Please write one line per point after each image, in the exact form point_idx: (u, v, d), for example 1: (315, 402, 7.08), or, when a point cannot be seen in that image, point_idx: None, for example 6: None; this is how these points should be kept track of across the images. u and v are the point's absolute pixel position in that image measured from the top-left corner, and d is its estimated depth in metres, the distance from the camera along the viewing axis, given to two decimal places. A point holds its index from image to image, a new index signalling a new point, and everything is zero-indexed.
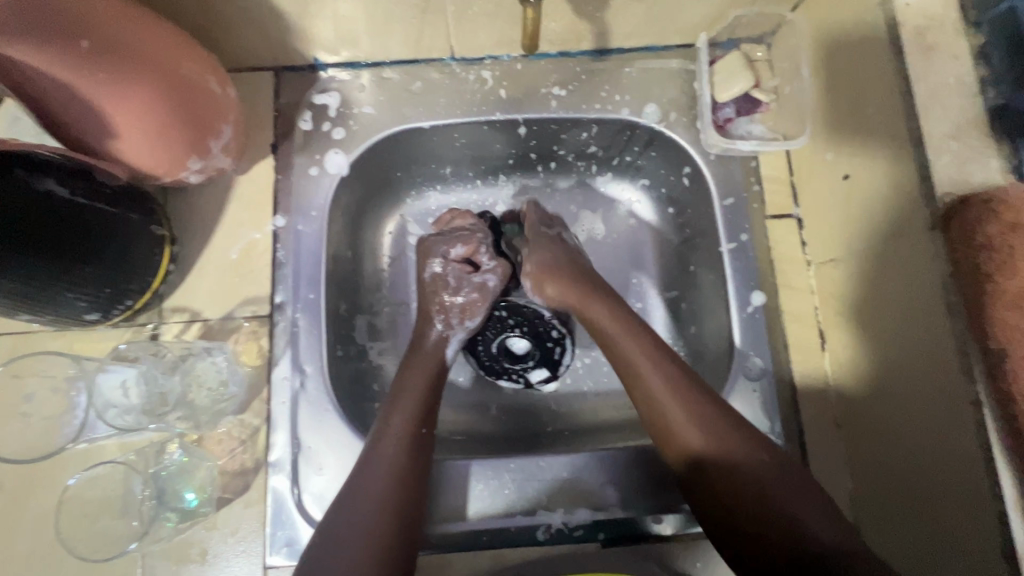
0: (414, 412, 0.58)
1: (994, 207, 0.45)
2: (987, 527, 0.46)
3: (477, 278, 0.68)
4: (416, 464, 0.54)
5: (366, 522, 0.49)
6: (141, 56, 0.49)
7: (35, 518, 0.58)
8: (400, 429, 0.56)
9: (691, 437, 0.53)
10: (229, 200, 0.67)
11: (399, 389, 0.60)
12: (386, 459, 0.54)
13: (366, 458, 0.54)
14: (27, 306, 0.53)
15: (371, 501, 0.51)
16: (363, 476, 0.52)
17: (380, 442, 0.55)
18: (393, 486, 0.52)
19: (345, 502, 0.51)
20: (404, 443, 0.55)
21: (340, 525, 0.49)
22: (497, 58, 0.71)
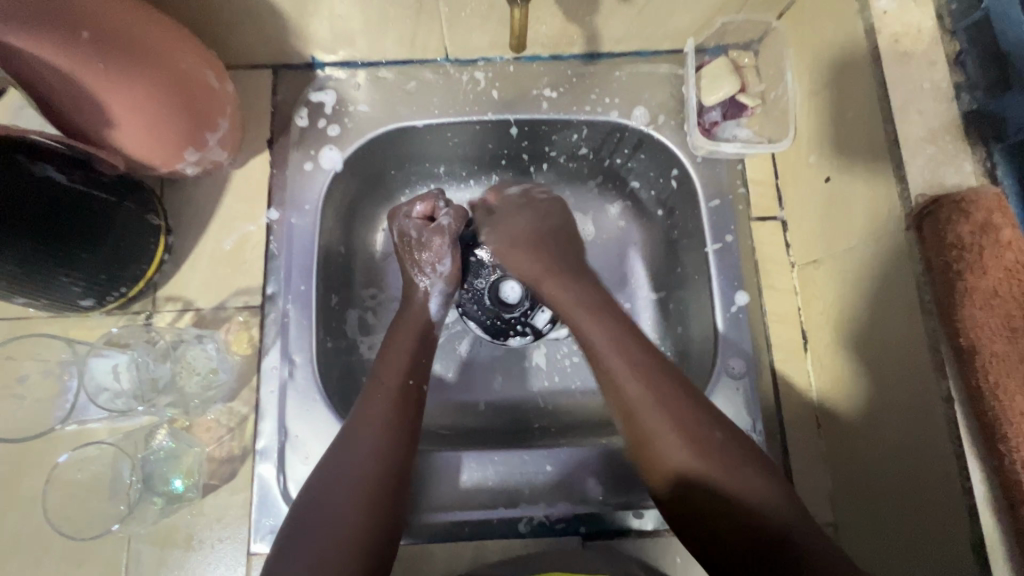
0: (401, 367, 0.58)
1: (964, 208, 0.47)
2: (957, 520, 0.47)
3: (442, 227, 0.67)
4: (405, 417, 0.55)
5: (354, 471, 0.51)
6: (142, 48, 0.51)
7: (25, 500, 0.59)
8: (389, 383, 0.57)
9: (660, 440, 0.52)
10: (225, 193, 0.69)
11: (388, 345, 0.60)
12: (373, 411, 0.54)
13: (356, 411, 0.55)
14: (23, 290, 0.54)
15: (360, 450, 0.52)
16: (353, 427, 0.54)
17: (369, 394, 0.56)
18: (383, 435, 0.53)
19: (338, 455, 0.52)
20: (391, 397, 0.56)
21: (330, 474, 0.51)
22: (490, 60, 0.73)
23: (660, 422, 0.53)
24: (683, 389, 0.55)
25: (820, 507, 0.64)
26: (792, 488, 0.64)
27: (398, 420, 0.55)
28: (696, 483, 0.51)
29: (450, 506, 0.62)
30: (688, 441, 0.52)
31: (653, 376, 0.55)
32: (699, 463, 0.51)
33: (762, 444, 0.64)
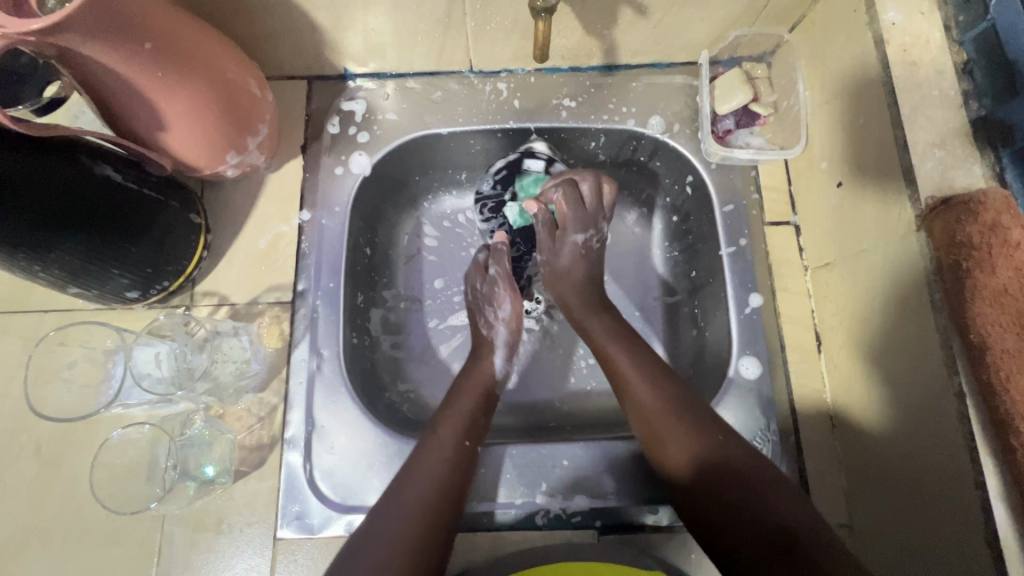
0: (461, 426, 0.61)
1: (973, 208, 0.48)
2: (971, 516, 0.48)
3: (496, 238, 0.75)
4: (458, 475, 0.57)
5: (406, 518, 0.51)
6: (197, 61, 0.55)
7: (69, 480, 0.62)
8: (451, 437, 0.59)
9: (668, 435, 0.56)
10: (261, 195, 0.73)
11: (452, 404, 0.63)
12: (432, 462, 0.57)
13: (412, 461, 0.57)
14: (77, 282, 0.58)
15: (414, 499, 0.53)
16: (410, 475, 0.55)
17: (429, 445, 0.58)
18: (437, 487, 0.55)
19: (389, 499, 0.53)
20: (451, 456, 0.58)
21: (382, 518, 0.52)
22: (512, 72, 0.76)
23: (669, 424, 0.56)
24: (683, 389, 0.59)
25: (835, 508, 0.64)
26: (806, 488, 0.65)
27: (454, 477, 0.57)
28: (705, 475, 0.53)
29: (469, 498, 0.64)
30: (698, 441, 0.55)
31: (667, 388, 0.59)
32: (709, 456, 0.54)
33: (776, 443, 0.65)
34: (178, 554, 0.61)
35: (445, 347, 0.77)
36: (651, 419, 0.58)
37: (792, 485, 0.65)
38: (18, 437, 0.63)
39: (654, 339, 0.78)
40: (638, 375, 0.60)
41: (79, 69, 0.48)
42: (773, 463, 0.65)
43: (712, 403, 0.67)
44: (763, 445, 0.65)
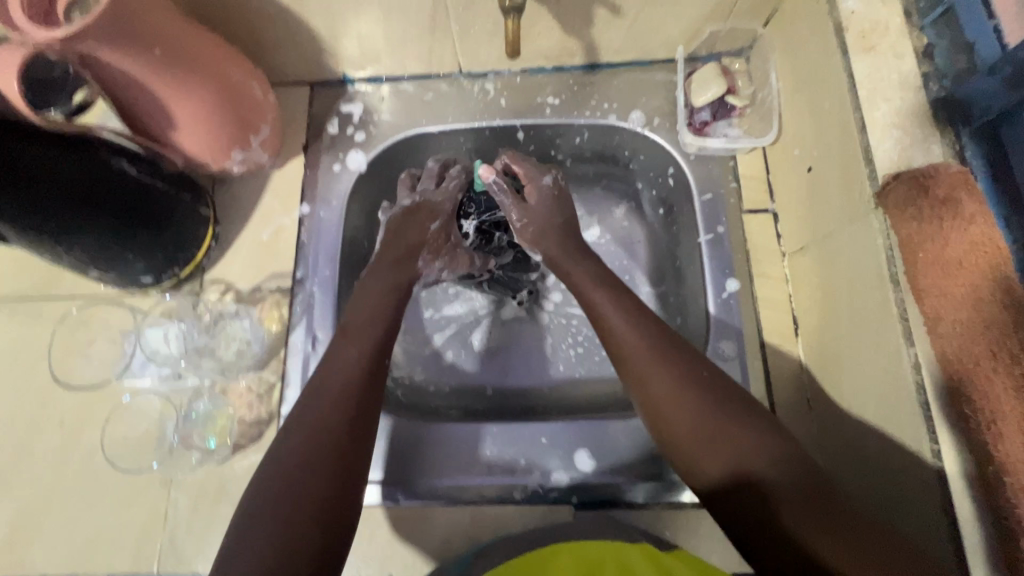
0: (371, 338, 0.57)
1: (921, 182, 0.50)
2: (928, 486, 0.48)
3: (438, 218, 0.67)
4: (367, 392, 0.54)
5: (305, 456, 0.48)
6: (202, 64, 0.61)
7: (87, 449, 0.68)
8: (362, 340, 0.57)
9: (688, 438, 0.50)
10: (266, 191, 0.78)
11: (359, 309, 0.60)
12: (343, 368, 0.54)
13: (313, 389, 0.53)
14: (97, 265, 0.64)
15: (317, 436, 0.50)
16: (309, 406, 0.52)
17: (335, 361, 0.55)
18: (330, 423, 0.51)
19: (289, 443, 0.49)
20: (360, 365, 0.55)
21: (280, 458, 0.49)
22: (499, 73, 0.81)
23: (684, 405, 0.51)
24: (712, 384, 0.52)
25: None
26: None
27: (364, 388, 0.54)
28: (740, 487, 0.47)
29: (450, 472, 0.67)
30: (741, 424, 0.49)
31: (683, 360, 0.53)
32: (738, 453, 0.47)
33: None
34: (181, 519, 0.65)
35: (439, 336, 0.83)
36: (661, 401, 0.52)
37: None
38: (45, 408, 0.69)
39: None
40: (643, 348, 0.54)
41: (98, 72, 0.55)
42: None
43: None
44: None
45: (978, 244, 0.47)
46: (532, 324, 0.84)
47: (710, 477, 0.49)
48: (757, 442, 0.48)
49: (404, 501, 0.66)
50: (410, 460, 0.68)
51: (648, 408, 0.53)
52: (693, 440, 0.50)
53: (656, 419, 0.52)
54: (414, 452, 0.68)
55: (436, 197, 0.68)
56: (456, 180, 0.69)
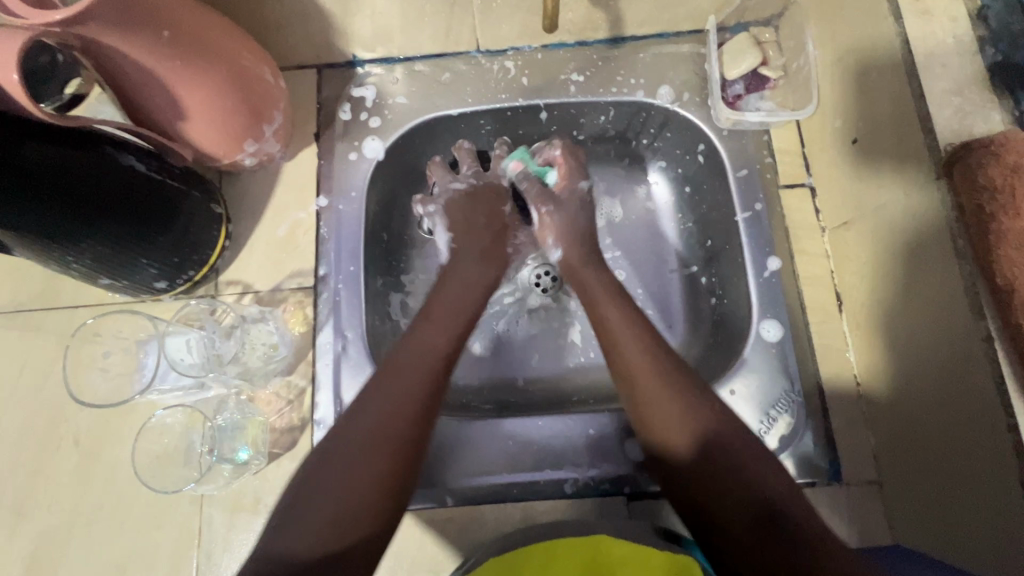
0: (456, 312, 0.59)
1: (994, 150, 0.48)
2: (1004, 460, 0.47)
3: (505, 201, 0.72)
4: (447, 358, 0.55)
5: (380, 430, 0.48)
6: (211, 48, 0.56)
7: (109, 467, 0.64)
8: (445, 317, 0.58)
9: (666, 411, 0.53)
10: (278, 184, 0.74)
11: (445, 288, 0.62)
12: (427, 338, 0.56)
13: (397, 353, 0.54)
14: (107, 271, 0.59)
15: (398, 392, 0.50)
16: (391, 366, 0.52)
17: (419, 331, 0.56)
18: (410, 407, 0.50)
19: (360, 422, 0.49)
20: (445, 337, 0.56)
21: (357, 410, 0.49)
22: (519, 50, 0.76)
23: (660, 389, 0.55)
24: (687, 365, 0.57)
25: (863, 467, 0.64)
26: (833, 447, 0.65)
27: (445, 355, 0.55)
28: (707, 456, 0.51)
29: (496, 469, 0.65)
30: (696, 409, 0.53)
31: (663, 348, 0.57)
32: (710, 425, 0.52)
33: (802, 404, 0.66)
34: (218, 534, 0.62)
35: None
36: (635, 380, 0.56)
37: (819, 445, 0.65)
38: (58, 428, 0.65)
39: (672, 311, 0.78)
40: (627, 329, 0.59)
41: (99, 60, 0.50)
42: (798, 424, 0.65)
43: (735, 367, 0.67)
44: (788, 406, 0.66)
45: None
46: (559, 312, 0.80)
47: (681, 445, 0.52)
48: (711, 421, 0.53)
49: (452, 503, 0.64)
50: (451, 460, 0.65)
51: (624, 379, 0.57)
52: (664, 420, 0.53)
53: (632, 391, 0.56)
54: (456, 451, 0.65)
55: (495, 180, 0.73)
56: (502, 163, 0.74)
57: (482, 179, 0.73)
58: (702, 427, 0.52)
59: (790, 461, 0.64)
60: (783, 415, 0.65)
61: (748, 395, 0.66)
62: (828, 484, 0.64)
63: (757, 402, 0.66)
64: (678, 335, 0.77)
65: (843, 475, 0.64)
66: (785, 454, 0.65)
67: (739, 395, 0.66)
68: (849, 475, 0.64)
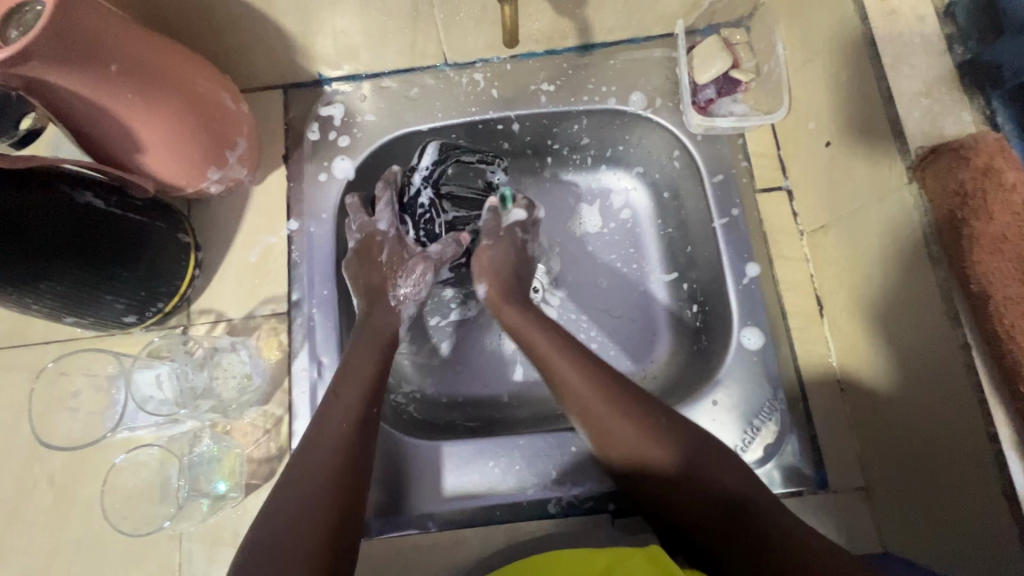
0: (363, 391, 0.57)
1: (963, 155, 0.47)
2: (984, 468, 0.47)
3: (385, 248, 0.69)
4: (354, 444, 0.53)
5: (308, 496, 0.48)
6: (165, 78, 0.55)
7: (84, 506, 0.63)
8: (356, 386, 0.57)
9: (629, 443, 0.54)
10: (248, 209, 0.72)
11: (349, 359, 0.59)
12: (336, 424, 0.54)
13: (306, 446, 0.52)
14: (71, 310, 0.58)
15: (317, 488, 0.49)
16: (306, 462, 0.51)
17: (332, 412, 0.54)
18: (336, 469, 0.51)
19: (288, 492, 0.49)
20: (348, 420, 0.54)
21: (285, 502, 0.48)
22: (487, 61, 0.75)
23: (620, 420, 0.54)
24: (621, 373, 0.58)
25: (850, 473, 0.63)
26: (819, 455, 0.64)
27: (350, 444, 0.53)
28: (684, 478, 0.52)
29: (477, 492, 0.64)
30: (658, 435, 0.53)
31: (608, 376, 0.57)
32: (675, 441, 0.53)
33: (785, 411, 0.65)
34: (198, 569, 0.61)
35: (446, 344, 0.78)
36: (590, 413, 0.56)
37: (804, 453, 0.64)
38: (30, 470, 0.63)
39: (656, 319, 0.77)
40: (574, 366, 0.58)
41: (50, 97, 0.49)
42: (783, 432, 0.64)
43: (716, 377, 0.66)
44: (772, 415, 0.65)
45: (1020, 214, 0.46)
46: None
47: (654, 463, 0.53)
48: (667, 445, 0.53)
49: (434, 528, 0.63)
50: (433, 484, 0.64)
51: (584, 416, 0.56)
52: (622, 447, 0.54)
53: (594, 429, 0.56)
54: (434, 474, 0.65)
55: (376, 227, 0.70)
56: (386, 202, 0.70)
57: (366, 232, 0.69)
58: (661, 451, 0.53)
59: (776, 470, 0.63)
60: (767, 424, 0.64)
61: (731, 405, 0.65)
62: (815, 492, 0.63)
63: (739, 412, 0.65)
64: (662, 343, 0.76)
65: (829, 482, 0.63)
66: (771, 463, 0.64)
67: (721, 405, 0.65)
68: (835, 482, 0.63)
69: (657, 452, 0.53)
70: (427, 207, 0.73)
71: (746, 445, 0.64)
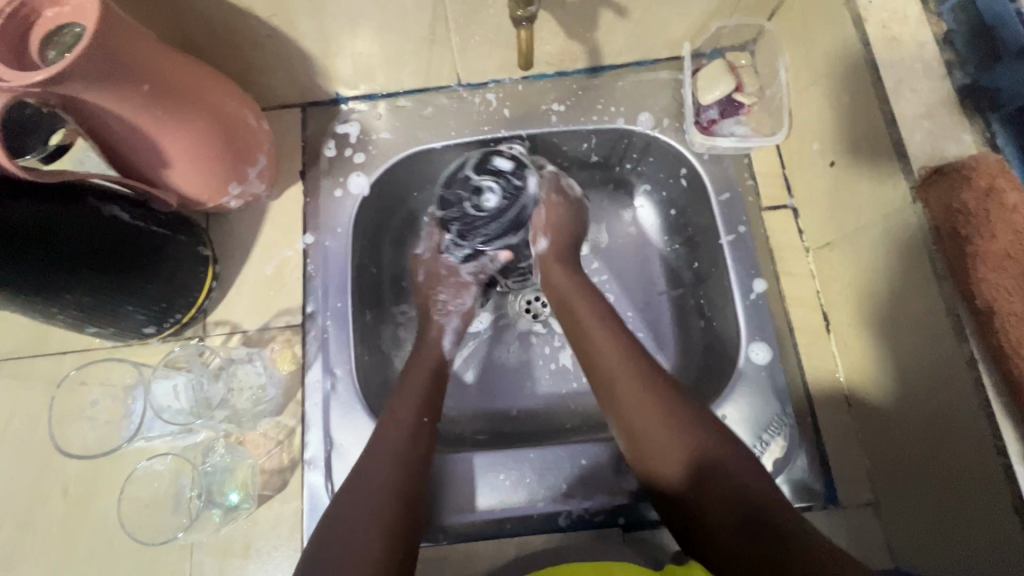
0: (417, 401, 0.61)
1: (967, 174, 0.49)
2: (995, 484, 0.47)
3: (421, 270, 0.76)
4: (417, 454, 0.56)
5: (369, 497, 0.51)
6: (194, 98, 0.57)
7: (96, 515, 0.63)
8: (412, 393, 0.62)
9: (659, 438, 0.54)
10: (265, 223, 0.74)
11: (409, 376, 0.64)
12: (395, 429, 0.57)
13: (368, 454, 0.56)
14: (92, 319, 0.59)
15: (378, 493, 0.52)
16: (367, 469, 0.54)
17: (391, 421, 0.58)
18: (397, 473, 0.54)
19: (351, 496, 0.52)
20: (405, 425, 0.58)
21: (345, 506, 0.51)
22: (499, 82, 0.77)
23: (661, 427, 0.54)
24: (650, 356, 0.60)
25: (859, 489, 0.64)
26: (827, 470, 0.64)
27: (410, 447, 0.57)
28: (706, 478, 0.52)
29: (492, 505, 0.64)
30: (682, 436, 0.54)
31: (659, 393, 0.56)
32: (703, 449, 0.53)
33: (794, 427, 0.65)
34: None
35: (456, 357, 0.79)
36: (637, 431, 0.56)
37: (813, 468, 0.64)
38: (44, 478, 0.64)
39: (663, 333, 0.78)
40: (629, 383, 0.58)
41: (83, 114, 0.51)
42: (791, 447, 0.65)
43: (725, 393, 0.67)
44: (781, 430, 0.65)
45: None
46: (550, 338, 0.80)
47: (676, 469, 0.53)
48: (706, 449, 0.53)
49: (445, 541, 0.64)
50: (445, 498, 0.64)
51: (631, 430, 0.56)
52: (649, 443, 0.55)
53: (627, 426, 0.56)
54: (445, 487, 0.65)
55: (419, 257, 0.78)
56: (438, 237, 0.77)
57: (428, 262, 0.77)
58: (694, 453, 0.53)
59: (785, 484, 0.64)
60: (776, 439, 0.65)
61: (741, 420, 0.66)
62: (824, 508, 0.63)
63: (748, 426, 0.65)
64: (668, 358, 0.77)
65: (839, 498, 0.63)
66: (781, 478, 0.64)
67: (730, 420, 0.66)
68: (845, 498, 0.63)
69: (689, 453, 0.53)
70: (467, 205, 0.75)
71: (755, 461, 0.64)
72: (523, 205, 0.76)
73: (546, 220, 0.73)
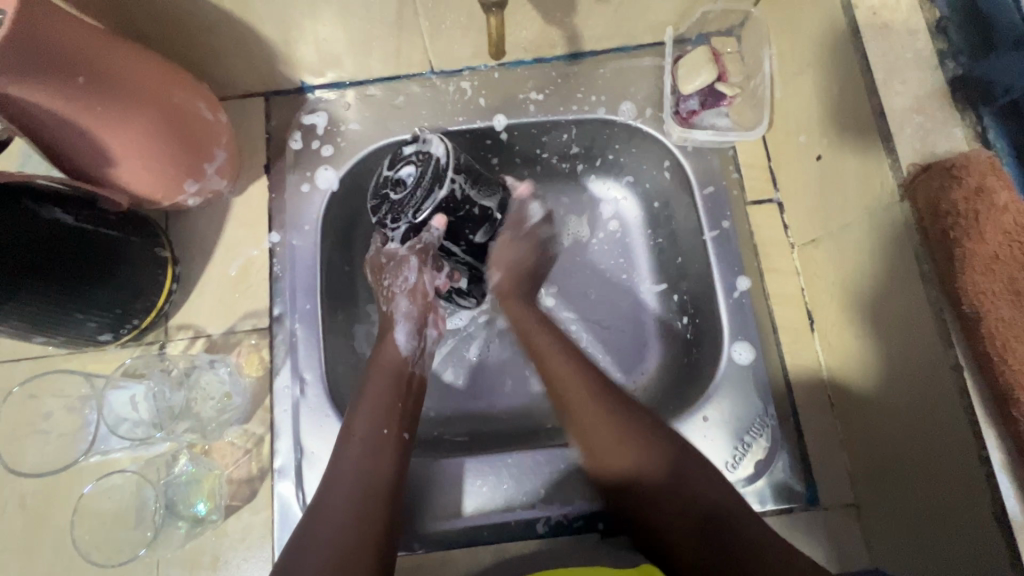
0: (376, 411, 0.57)
1: (955, 173, 0.46)
2: (977, 492, 0.46)
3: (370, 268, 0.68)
4: (382, 470, 0.53)
5: (332, 525, 0.48)
6: (136, 91, 0.52)
7: (55, 530, 0.61)
8: (371, 405, 0.57)
9: (609, 453, 0.56)
10: (227, 220, 0.70)
11: (366, 385, 0.59)
12: (354, 448, 0.54)
13: (329, 478, 0.52)
14: (39, 330, 0.56)
15: (342, 519, 0.49)
16: (328, 493, 0.51)
17: (350, 440, 0.55)
18: (358, 494, 0.51)
19: (313, 523, 0.49)
20: (366, 442, 0.55)
21: (306, 542, 0.47)
22: (474, 69, 0.73)
23: (609, 440, 0.56)
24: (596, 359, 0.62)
25: (841, 489, 0.63)
26: (809, 471, 0.63)
27: (375, 464, 0.53)
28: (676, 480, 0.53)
29: (469, 510, 0.63)
30: (648, 444, 0.55)
31: (604, 393, 0.58)
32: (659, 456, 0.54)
33: (776, 428, 0.64)
34: None
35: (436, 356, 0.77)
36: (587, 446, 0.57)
37: (794, 470, 0.63)
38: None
39: (645, 331, 0.76)
40: (581, 398, 0.58)
41: (14, 115, 0.47)
42: (773, 448, 0.64)
43: (707, 394, 0.66)
44: (762, 431, 0.64)
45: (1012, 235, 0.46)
46: None
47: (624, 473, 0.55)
48: (655, 459, 0.54)
49: (421, 549, 0.62)
50: (421, 505, 0.63)
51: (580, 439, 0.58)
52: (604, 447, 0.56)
53: (582, 437, 0.58)
54: (422, 494, 0.63)
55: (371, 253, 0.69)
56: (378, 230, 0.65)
57: (375, 259, 0.68)
58: (651, 460, 0.54)
59: (765, 487, 0.63)
60: (758, 441, 0.64)
61: (722, 421, 0.65)
62: (806, 509, 0.62)
63: (730, 428, 0.64)
64: (650, 357, 0.75)
65: (820, 498, 0.63)
66: (761, 480, 0.63)
67: (711, 422, 0.65)
68: (826, 499, 0.63)
69: (636, 458, 0.55)
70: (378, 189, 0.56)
71: (736, 463, 0.63)
72: (437, 162, 0.55)
73: (501, 256, 0.67)
